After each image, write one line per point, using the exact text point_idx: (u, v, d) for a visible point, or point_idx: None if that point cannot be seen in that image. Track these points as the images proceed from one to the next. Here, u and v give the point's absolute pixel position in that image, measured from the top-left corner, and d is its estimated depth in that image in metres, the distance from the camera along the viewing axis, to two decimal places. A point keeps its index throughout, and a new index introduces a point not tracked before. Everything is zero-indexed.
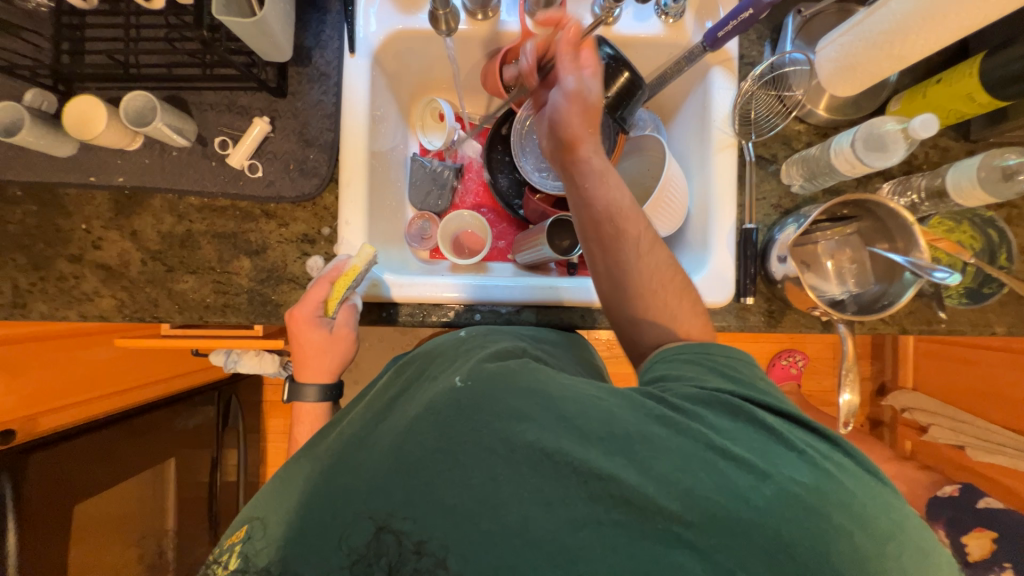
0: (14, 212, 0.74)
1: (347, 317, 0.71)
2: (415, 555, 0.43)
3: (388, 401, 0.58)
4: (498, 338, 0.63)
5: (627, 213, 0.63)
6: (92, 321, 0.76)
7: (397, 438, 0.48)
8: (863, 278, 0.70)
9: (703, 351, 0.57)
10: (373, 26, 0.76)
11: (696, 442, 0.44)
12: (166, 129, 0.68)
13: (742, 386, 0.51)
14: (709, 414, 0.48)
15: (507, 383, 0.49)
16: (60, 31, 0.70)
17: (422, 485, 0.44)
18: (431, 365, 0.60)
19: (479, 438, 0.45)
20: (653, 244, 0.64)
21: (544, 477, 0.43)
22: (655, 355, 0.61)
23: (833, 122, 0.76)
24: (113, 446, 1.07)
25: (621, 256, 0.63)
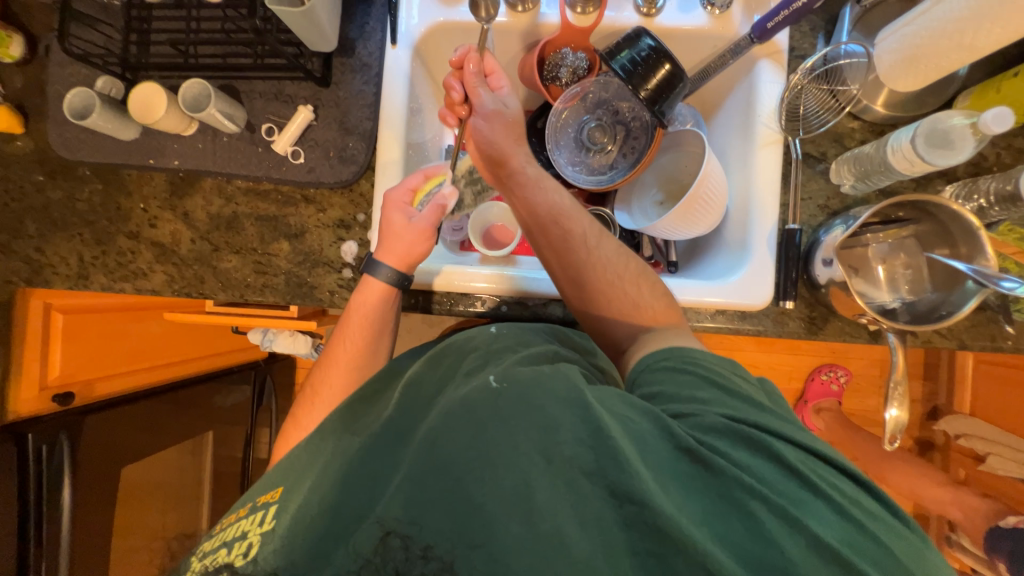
0: (83, 189, 0.81)
1: (430, 212, 0.71)
2: (422, 560, 0.42)
3: (429, 396, 0.58)
4: (530, 338, 0.64)
5: (569, 214, 0.69)
6: (145, 294, 0.81)
7: (432, 428, 0.48)
8: (919, 286, 0.65)
9: (693, 358, 0.57)
10: (415, 18, 0.77)
11: (724, 481, 0.44)
12: (218, 115, 0.72)
13: (756, 412, 0.50)
14: (734, 449, 0.46)
15: (546, 390, 0.48)
16: (130, 23, 0.76)
17: (453, 483, 0.44)
18: (463, 359, 0.62)
19: (515, 442, 0.45)
20: (601, 237, 0.69)
21: (577, 493, 0.43)
22: (642, 358, 0.61)
23: (891, 119, 0.72)
24: (161, 415, 1.15)
25: (570, 254, 0.68)
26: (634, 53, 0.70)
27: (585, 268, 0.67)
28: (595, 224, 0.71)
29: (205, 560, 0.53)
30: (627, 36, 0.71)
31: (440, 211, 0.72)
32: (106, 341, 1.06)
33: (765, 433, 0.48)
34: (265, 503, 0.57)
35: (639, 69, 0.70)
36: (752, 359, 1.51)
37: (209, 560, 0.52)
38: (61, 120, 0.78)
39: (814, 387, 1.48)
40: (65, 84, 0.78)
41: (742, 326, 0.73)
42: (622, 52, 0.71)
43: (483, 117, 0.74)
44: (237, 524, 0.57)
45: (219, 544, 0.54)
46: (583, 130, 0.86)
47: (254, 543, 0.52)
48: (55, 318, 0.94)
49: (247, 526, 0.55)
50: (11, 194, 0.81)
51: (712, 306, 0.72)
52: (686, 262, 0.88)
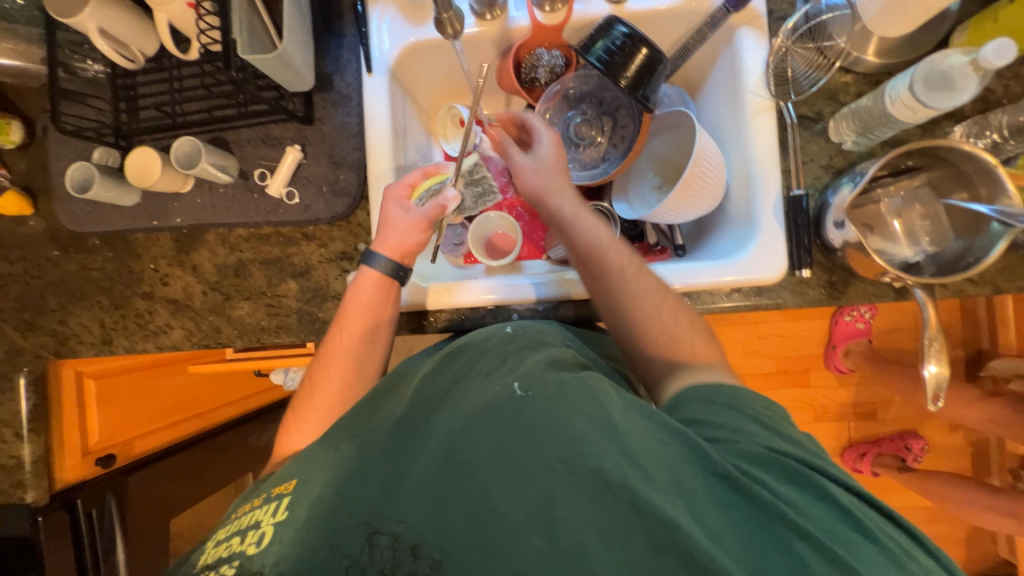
0: (96, 258, 0.83)
1: (429, 207, 0.71)
2: (412, 557, 0.43)
3: (442, 392, 0.57)
4: (549, 338, 0.63)
5: (609, 247, 0.67)
6: (167, 351, 0.83)
7: (456, 431, 0.49)
8: (941, 235, 0.61)
9: (741, 396, 0.55)
10: (387, 42, 0.77)
11: (765, 512, 0.43)
12: (211, 168, 0.73)
13: (800, 448, 0.50)
14: (772, 480, 0.46)
15: (574, 404, 0.49)
16: (117, 92, 0.78)
17: (476, 486, 0.45)
18: (478, 360, 0.60)
19: (540, 453, 0.46)
20: (639, 271, 0.66)
21: (605, 511, 0.43)
22: (687, 389, 0.58)
23: (884, 66, 0.69)
24: (197, 463, 1.18)
25: (609, 287, 0.66)
26: (609, 43, 0.69)
27: (627, 300, 0.64)
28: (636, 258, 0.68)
29: (217, 548, 0.51)
30: (599, 27, 0.70)
31: (440, 210, 0.72)
32: (139, 398, 1.08)
33: (807, 469, 0.47)
34: (278, 493, 0.54)
35: (616, 58, 0.69)
36: (777, 329, 1.47)
37: (223, 548, 0.50)
38: (66, 195, 0.81)
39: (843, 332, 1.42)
40: (65, 160, 0.80)
41: (760, 303, 0.71)
42: (596, 43, 0.70)
43: (532, 159, 0.73)
44: (250, 513, 0.54)
45: (233, 531, 0.52)
46: (570, 126, 0.85)
47: (266, 532, 0.50)
48: (87, 382, 0.96)
49: (259, 515, 0.52)
50: (31, 272, 0.84)
51: (727, 285, 0.70)
52: (693, 244, 0.86)
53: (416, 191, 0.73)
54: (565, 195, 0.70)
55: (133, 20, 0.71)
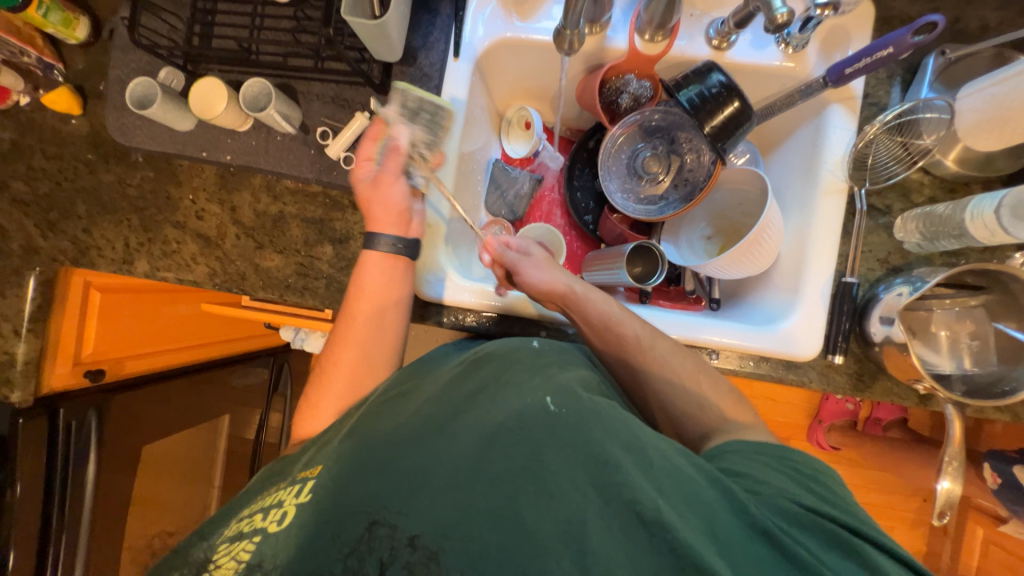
0: (135, 175, 0.81)
1: (388, 159, 0.69)
2: (408, 548, 0.43)
3: (468, 393, 0.56)
4: (575, 360, 0.62)
5: (622, 319, 0.69)
6: (187, 285, 0.82)
7: (485, 437, 0.49)
8: (983, 357, 0.63)
9: (784, 454, 0.56)
10: (480, 31, 0.76)
11: (805, 572, 0.43)
12: (277, 116, 0.71)
13: (846, 511, 0.49)
14: (814, 544, 0.45)
15: (607, 429, 0.49)
16: (195, 15, 0.75)
17: (507, 500, 0.45)
18: (507, 369, 0.58)
19: (574, 475, 0.45)
20: (654, 333, 0.69)
21: (636, 544, 0.42)
22: (727, 442, 0.59)
23: (962, 176, 0.69)
24: (179, 392, 1.17)
25: (621, 358, 0.69)
26: (703, 89, 0.68)
27: (645, 368, 0.67)
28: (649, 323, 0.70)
29: (242, 522, 0.53)
30: (697, 69, 0.69)
31: (398, 155, 0.69)
32: (141, 320, 1.06)
33: (848, 532, 0.47)
34: (304, 476, 0.54)
35: (707, 105, 0.68)
36: (772, 393, 1.49)
37: (246, 524, 0.52)
38: (120, 105, 0.79)
39: (830, 405, 1.43)
40: (126, 70, 0.78)
41: (785, 376, 0.71)
42: (690, 85, 0.69)
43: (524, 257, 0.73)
44: (276, 492, 0.55)
45: (254, 510, 0.54)
46: (637, 157, 0.84)
47: (289, 512, 0.50)
48: (94, 293, 0.93)
49: (283, 496, 0.53)
50: (65, 174, 0.82)
51: (756, 353, 0.70)
52: (728, 301, 0.86)
53: (376, 159, 0.70)
54: (574, 277, 0.72)
55: None
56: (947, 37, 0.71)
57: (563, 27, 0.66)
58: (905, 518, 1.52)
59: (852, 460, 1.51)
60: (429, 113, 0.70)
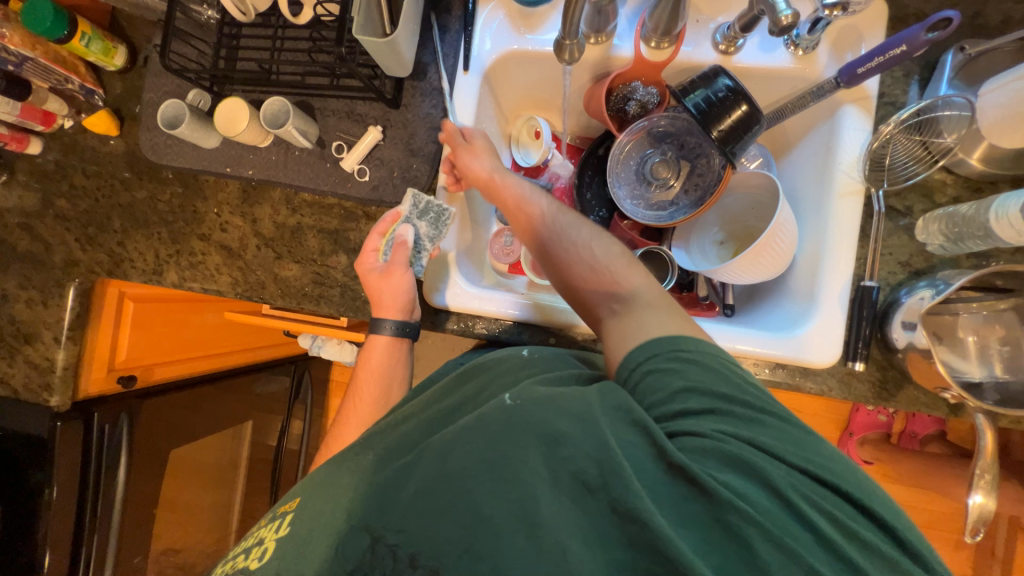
0: (165, 191, 0.86)
1: (395, 252, 0.71)
2: (409, 566, 0.45)
3: (447, 407, 0.60)
4: (563, 367, 0.62)
5: (557, 218, 0.70)
6: (211, 294, 0.86)
7: (449, 439, 0.50)
8: (1015, 364, 0.60)
9: (681, 350, 0.54)
10: (488, 45, 0.78)
11: (703, 494, 0.45)
12: (295, 132, 0.75)
13: (749, 421, 0.50)
14: (722, 472, 0.47)
15: (557, 404, 0.49)
16: (221, 40, 0.80)
17: (466, 493, 0.46)
18: (489, 377, 0.62)
19: (525, 456, 0.46)
20: (589, 230, 0.69)
21: (586, 512, 0.45)
22: (628, 357, 0.57)
23: (989, 175, 0.66)
24: (205, 397, 1.21)
25: (551, 251, 0.68)
26: (710, 93, 0.68)
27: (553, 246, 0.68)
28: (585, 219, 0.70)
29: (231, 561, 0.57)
30: (703, 75, 0.69)
31: (405, 248, 0.71)
32: (171, 329, 1.11)
33: (751, 452, 0.47)
34: (283, 511, 0.58)
35: (714, 109, 0.68)
36: (796, 404, 1.44)
37: (229, 565, 0.56)
38: (152, 126, 0.84)
39: (861, 416, 1.38)
40: (159, 93, 0.83)
41: (803, 384, 0.69)
42: (696, 90, 0.69)
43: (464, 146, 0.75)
44: (257, 531, 0.59)
45: (240, 548, 0.58)
46: (646, 163, 0.84)
47: (267, 548, 0.54)
48: (127, 303, 0.98)
49: (264, 533, 0.57)
50: (102, 190, 0.88)
51: (774, 359, 0.68)
52: (744, 307, 0.84)
53: (382, 249, 0.73)
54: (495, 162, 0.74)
55: None
56: (967, 33, 0.69)
57: (563, 39, 0.67)
58: (947, 539, 1.43)
59: (886, 476, 1.43)
60: (436, 212, 0.74)
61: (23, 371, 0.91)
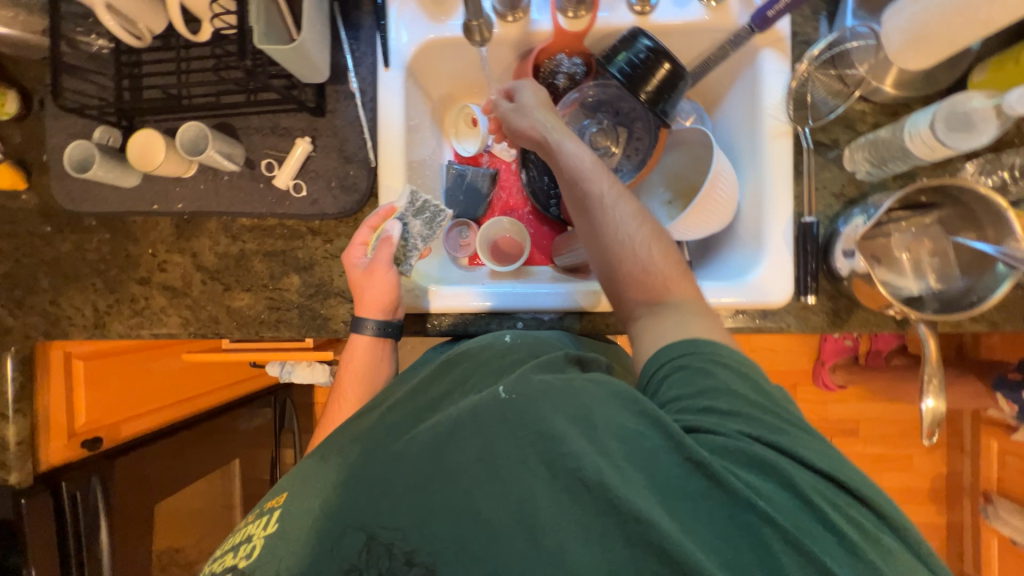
0: (91, 239, 0.81)
1: (381, 248, 0.69)
2: (405, 566, 0.45)
3: (430, 401, 0.61)
4: (549, 350, 0.64)
5: (610, 196, 0.62)
6: (162, 338, 0.82)
7: (443, 431, 0.50)
8: (946, 273, 0.63)
9: (714, 352, 0.53)
10: (405, 38, 0.75)
11: (726, 495, 0.44)
12: (218, 156, 0.71)
13: (778, 426, 0.48)
14: (747, 474, 0.45)
15: (557, 406, 0.49)
16: (120, 69, 0.75)
17: (462, 493, 0.46)
18: (474, 371, 0.62)
19: (523, 455, 0.47)
20: (640, 212, 0.63)
21: (584, 508, 0.44)
22: (656, 354, 0.56)
23: (903, 98, 0.69)
24: (188, 445, 1.17)
25: (595, 229, 0.63)
26: (632, 55, 0.69)
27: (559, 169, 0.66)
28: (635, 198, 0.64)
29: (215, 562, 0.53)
30: (623, 38, 0.70)
31: (390, 245, 0.69)
32: (131, 382, 1.05)
33: (772, 453, 0.46)
34: (271, 506, 0.55)
35: (638, 72, 0.69)
36: (769, 344, 1.50)
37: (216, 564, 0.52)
38: (64, 173, 0.78)
39: (830, 345, 1.45)
40: (63, 136, 0.77)
41: (764, 325, 0.71)
42: (619, 55, 0.69)
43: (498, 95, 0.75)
44: (245, 526, 0.56)
45: (225, 548, 0.54)
46: (585, 135, 0.84)
47: (256, 545, 0.51)
48: (77, 364, 0.93)
49: (253, 530, 0.54)
50: (22, 249, 0.81)
51: (731, 307, 0.70)
52: (700, 261, 0.86)
53: (370, 245, 0.72)
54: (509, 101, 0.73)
55: None
56: None
57: (468, 21, 0.67)
58: (921, 443, 1.54)
59: (859, 396, 1.52)
60: (431, 212, 0.73)
61: None
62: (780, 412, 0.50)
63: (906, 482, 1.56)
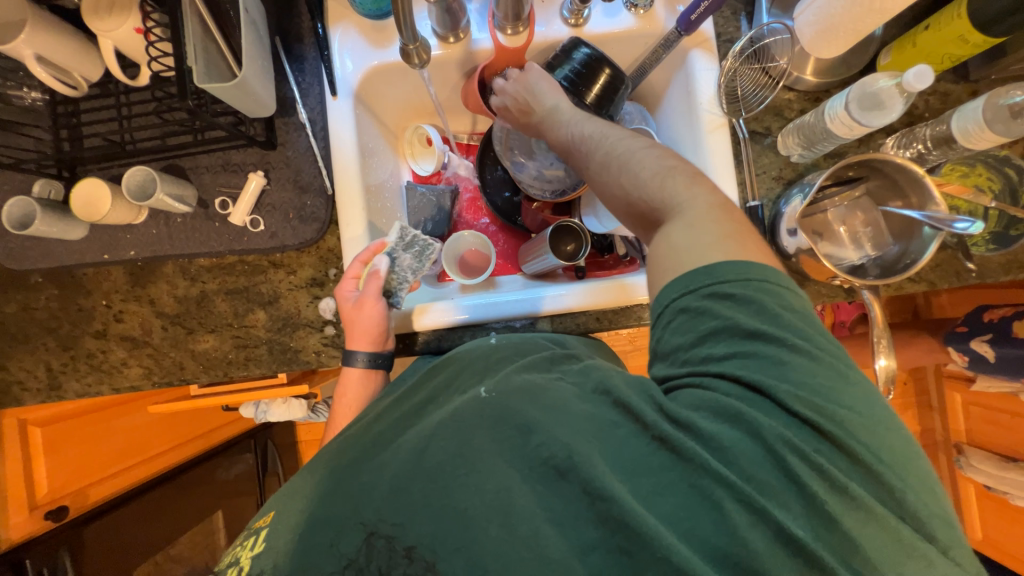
0: (39, 297, 0.77)
1: (370, 284, 0.69)
2: (406, 559, 0.44)
3: (415, 406, 0.59)
4: (532, 348, 0.63)
5: (594, 137, 0.62)
6: (124, 391, 0.78)
7: (423, 437, 0.51)
8: (881, 240, 0.68)
9: (716, 279, 0.47)
10: (349, 66, 0.77)
11: (687, 463, 0.43)
12: (168, 199, 0.70)
13: (774, 372, 0.44)
14: (721, 431, 0.44)
15: (537, 398, 0.50)
16: (58, 120, 0.73)
17: (440, 489, 0.46)
18: (457, 371, 0.61)
19: (500, 449, 0.47)
20: (629, 138, 0.60)
21: (556, 494, 0.45)
22: (659, 293, 0.52)
23: (823, 85, 0.75)
24: (162, 503, 1.11)
25: (587, 176, 0.62)
26: (572, 65, 0.72)
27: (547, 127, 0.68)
28: (625, 130, 0.62)
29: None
30: (562, 49, 0.73)
31: (378, 279, 0.69)
32: (91, 445, 0.99)
33: (752, 406, 0.44)
34: (260, 525, 0.53)
35: (580, 79, 0.71)
36: None
37: None
38: (3, 232, 0.75)
39: None
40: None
41: None
42: (560, 65, 0.72)
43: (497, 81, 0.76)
44: (234, 551, 0.53)
45: (220, 567, 0.52)
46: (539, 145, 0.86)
47: (245, 566, 0.50)
48: (32, 431, 0.89)
49: (241, 550, 0.52)
50: None
51: None
52: None
53: (361, 279, 0.72)
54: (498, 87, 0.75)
55: (74, 45, 0.67)
56: None
57: (404, 44, 0.61)
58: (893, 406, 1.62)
59: None
60: (420, 245, 0.74)
61: None
62: (793, 347, 0.45)
63: None
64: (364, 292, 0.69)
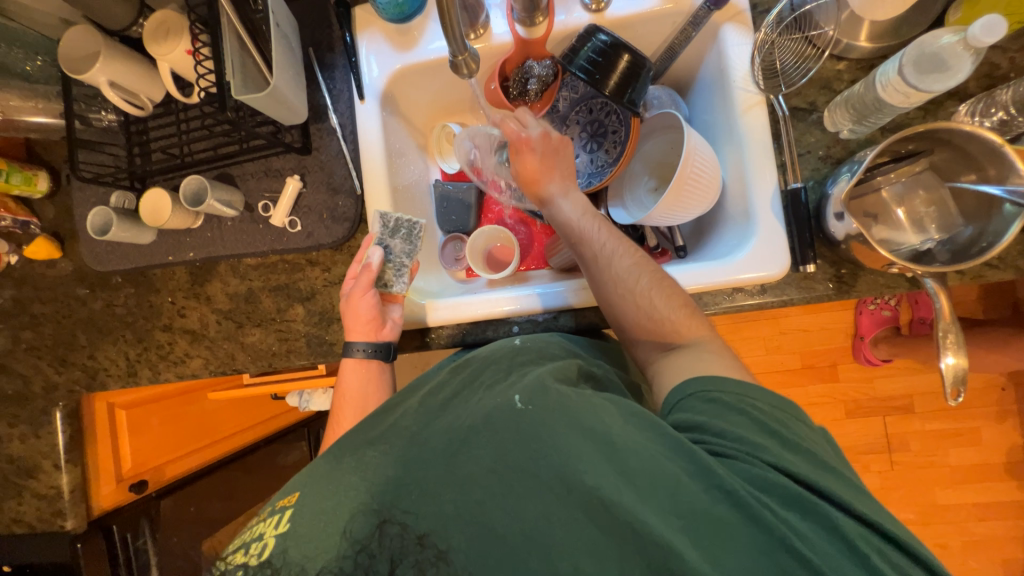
0: (118, 295, 0.88)
1: (362, 278, 0.71)
2: (418, 546, 0.46)
3: (443, 399, 0.60)
4: (555, 351, 0.63)
5: (636, 273, 0.62)
6: (188, 379, 0.87)
7: (455, 442, 0.51)
8: (947, 221, 0.61)
9: (745, 397, 0.52)
10: (375, 71, 0.80)
11: (762, 530, 0.42)
12: (217, 204, 0.76)
13: (815, 467, 0.47)
14: (788, 513, 0.44)
15: (579, 423, 0.48)
16: (131, 139, 0.82)
17: (477, 504, 0.47)
18: (484, 372, 0.62)
19: (537, 473, 0.46)
20: (656, 280, 0.62)
21: (600, 529, 0.44)
22: (684, 383, 0.56)
23: (878, 51, 0.67)
24: (229, 484, 1.24)
25: (613, 297, 0.64)
26: (592, 51, 0.69)
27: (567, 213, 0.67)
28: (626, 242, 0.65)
29: (227, 561, 0.51)
30: (581, 36, 0.70)
31: (370, 272, 0.71)
32: (164, 428, 1.11)
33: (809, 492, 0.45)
34: (282, 505, 0.54)
35: (599, 66, 0.69)
36: (798, 324, 1.42)
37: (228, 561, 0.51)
38: (90, 237, 0.86)
39: (866, 318, 1.38)
40: (88, 206, 0.85)
41: (765, 300, 0.69)
42: (579, 52, 0.69)
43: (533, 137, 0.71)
44: (255, 525, 0.54)
45: (238, 545, 0.52)
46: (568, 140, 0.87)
47: (268, 544, 0.50)
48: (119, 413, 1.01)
49: (264, 527, 0.52)
50: (61, 311, 0.89)
51: (726, 286, 0.68)
52: (696, 244, 0.84)
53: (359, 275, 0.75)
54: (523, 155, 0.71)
55: (139, 70, 0.75)
56: None
57: (454, 56, 0.62)
58: (986, 414, 1.42)
59: (908, 368, 1.41)
60: (406, 227, 0.75)
61: (31, 506, 0.89)
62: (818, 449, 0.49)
63: (977, 459, 1.42)
64: (356, 290, 0.71)
